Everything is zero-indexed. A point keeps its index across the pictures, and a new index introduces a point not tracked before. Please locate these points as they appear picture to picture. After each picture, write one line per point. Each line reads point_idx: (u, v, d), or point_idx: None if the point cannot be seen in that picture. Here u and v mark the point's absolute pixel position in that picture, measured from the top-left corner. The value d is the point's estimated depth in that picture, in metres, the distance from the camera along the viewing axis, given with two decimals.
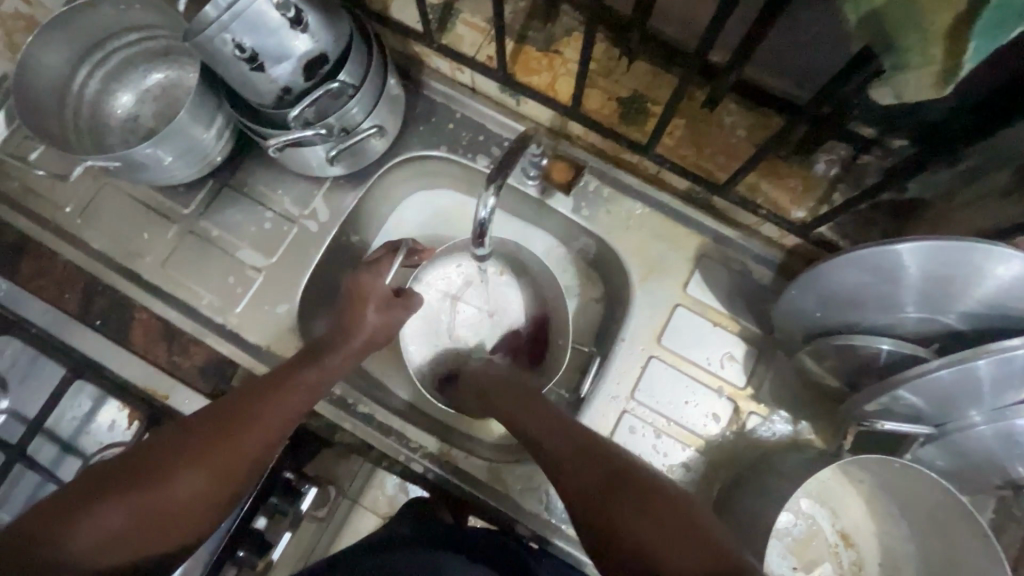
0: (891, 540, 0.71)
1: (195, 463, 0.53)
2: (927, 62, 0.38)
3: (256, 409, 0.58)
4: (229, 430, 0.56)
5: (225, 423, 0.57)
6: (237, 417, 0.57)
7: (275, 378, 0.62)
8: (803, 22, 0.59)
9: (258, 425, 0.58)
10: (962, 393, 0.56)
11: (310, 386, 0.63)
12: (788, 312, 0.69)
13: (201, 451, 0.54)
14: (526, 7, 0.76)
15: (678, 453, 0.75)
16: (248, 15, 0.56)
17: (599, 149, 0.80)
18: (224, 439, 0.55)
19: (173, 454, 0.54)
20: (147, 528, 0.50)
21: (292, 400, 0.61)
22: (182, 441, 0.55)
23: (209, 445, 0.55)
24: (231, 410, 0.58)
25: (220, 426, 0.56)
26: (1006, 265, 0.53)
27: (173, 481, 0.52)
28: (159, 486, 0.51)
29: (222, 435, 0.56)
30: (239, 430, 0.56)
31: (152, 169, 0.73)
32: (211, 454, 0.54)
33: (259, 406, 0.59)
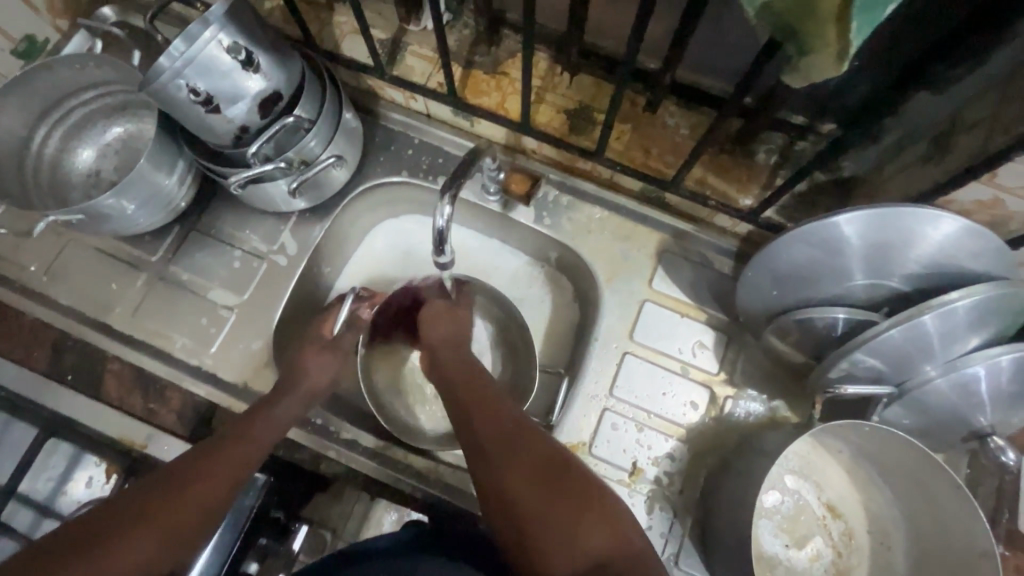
0: (875, 505, 0.73)
1: (150, 526, 0.52)
2: (825, 45, 0.42)
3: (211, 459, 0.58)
4: (179, 490, 0.55)
5: (184, 473, 0.56)
6: (187, 480, 0.56)
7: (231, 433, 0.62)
8: (722, 24, 0.64)
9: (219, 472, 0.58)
10: (915, 351, 0.59)
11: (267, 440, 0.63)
12: (748, 296, 0.71)
13: (151, 515, 0.53)
14: (470, 35, 0.81)
15: (662, 444, 0.76)
16: (201, 60, 0.59)
17: (554, 160, 0.84)
18: (175, 505, 0.54)
19: (123, 521, 0.52)
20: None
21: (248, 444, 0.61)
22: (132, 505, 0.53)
23: (161, 507, 0.53)
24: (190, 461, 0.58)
25: (167, 489, 0.55)
26: (936, 225, 0.57)
27: (128, 549, 0.50)
28: (114, 558, 0.49)
29: (174, 499, 0.54)
30: (190, 493, 0.55)
31: (117, 218, 0.74)
32: (162, 521, 0.53)
33: (213, 464, 0.58)
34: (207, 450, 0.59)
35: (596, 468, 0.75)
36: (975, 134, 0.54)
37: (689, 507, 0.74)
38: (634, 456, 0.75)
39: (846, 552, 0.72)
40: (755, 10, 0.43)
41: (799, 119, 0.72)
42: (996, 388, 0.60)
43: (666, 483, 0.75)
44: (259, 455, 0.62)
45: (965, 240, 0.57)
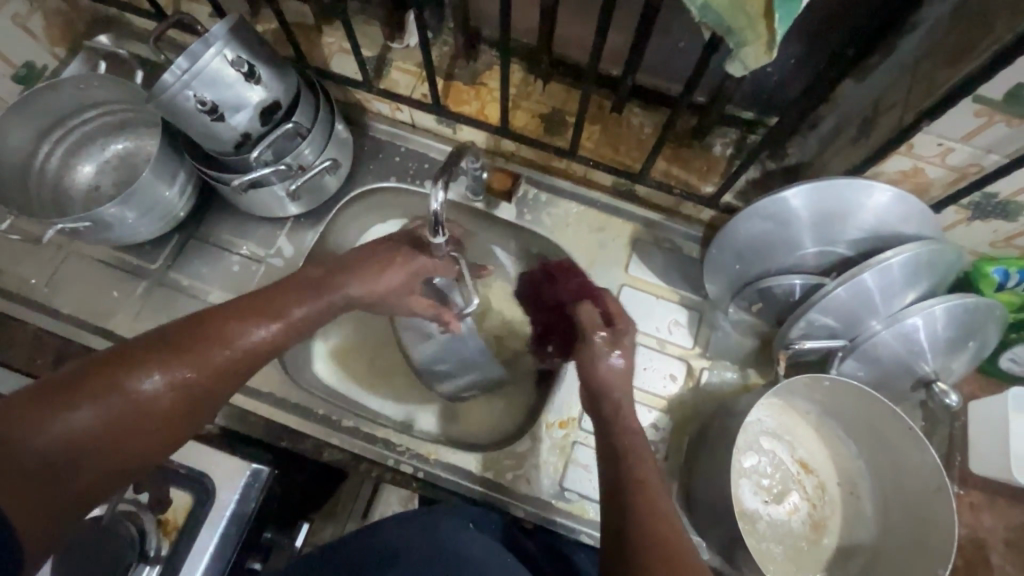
0: (843, 459, 0.79)
1: (167, 375, 0.54)
2: (757, 38, 0.50)
3: (242, 320, 0.60)
4: (215, 343, 0.57)
5: (215, 330, 0.58)
6: (204, 344, 0.57)
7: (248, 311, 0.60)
8: (674, 30, 0.73)
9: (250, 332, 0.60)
10: (861, 307, 0.67)
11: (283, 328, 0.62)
12: (715, 272, 0.79)
13: (189, 356, 0.56)
14: (449, 50, 0.88)
15: (646, 416, 0.81)
16: (207, 72, 0.65)
17: (532, 161, 0.91)
18: (188, 363, 0.55)
19: (157, 355, 0.54)
20: (134, 419, 0.52)
21: (285, 311, 0.62)
22: (149, 351, 0.54)
23: (177, 363, 0.55)
24: (225, 319, 0.59)
25: (184, 348, 0.56)
26: (869, 193, 0.66)
27: (147, 386, 0.53)
28: (131, 394, 0.52)
29: (205, 345, 0.57)
30: (205, 357, 0.56)
31: (119, 227, 0.78)
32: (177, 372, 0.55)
33: (226, 338, 0.58)
34: (248, 315, 0.60)
35: (587, 441, 0.79)
36: (893, 113, 0.63)
37: (675, 473, 0.79)
38: None
39: (821, 505, 0.78)
40: (698, 9, 0.50)
41: (747, 114, 0.81)
42: (933, 336, 0.67)
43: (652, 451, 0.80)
44: (275, 343, 0.61)
45: (893, 206, 0.66)
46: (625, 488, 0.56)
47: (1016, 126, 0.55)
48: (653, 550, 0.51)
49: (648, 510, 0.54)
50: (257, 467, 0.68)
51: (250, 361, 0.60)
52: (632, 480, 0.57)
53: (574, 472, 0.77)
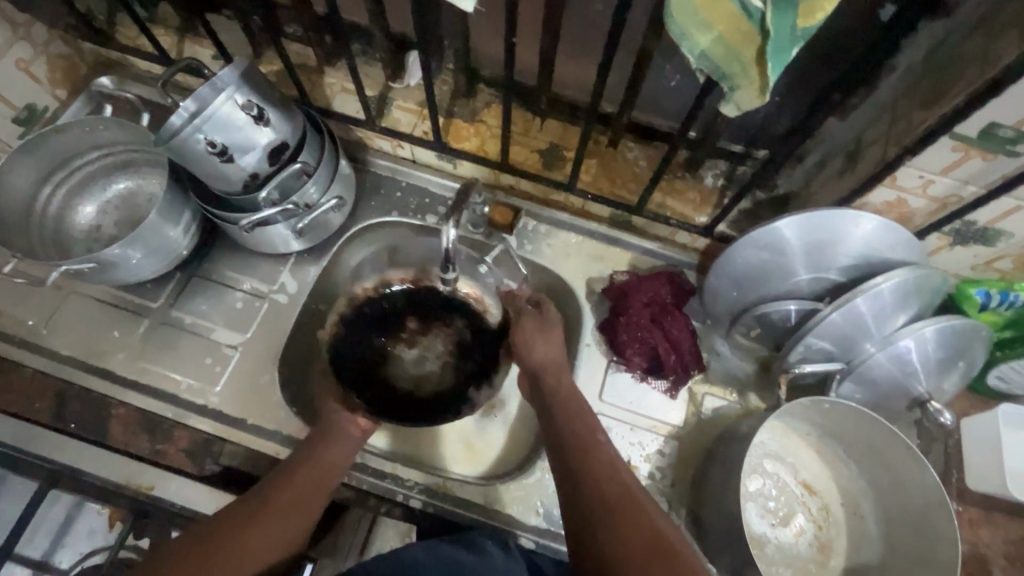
0: (845, 479, 0.81)
1: (255, 527, 0.63)
2: (750, 82, 0.53)
3: (303, 464, 0.70)
4: (286, 490, 0.67)
5: (282, 479, 0.68)
6: (263, 503, 0.66)
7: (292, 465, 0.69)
8: (665, 71, 0.77)
9: (312, 472, 0.69)
10: (856, 330, 0.69)
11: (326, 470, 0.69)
12: (712, 300, 0.81)
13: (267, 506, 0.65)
14: (449, 89, 0.91)
15: (652, 442, 0.82)
16: (217, 117, 0.67)
17: (531, 194, 0.94)
18: (256, 524, 0.64)
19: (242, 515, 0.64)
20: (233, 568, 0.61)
21: (335, 444, 0.72)
22: (223, 521, 0.63)
23: (247, 525, 0.63)
24: (289, 467, 0.69)
25: (247, 510, 0.65)
26: (856, 223, 0.69)
27: (235, 542, 0.62)
28: (225, 550, 0.61)
29: (278, 495, 0.66)
30: (269, 512, 0.65)
31: (123, 267, 0.78)
32: (252, 531, 0.63)
33: (280, 493, 0.66)
34: (307, 457, 0.70)
35: None
36: (876, 147, 0.67)
37: (683, 498, 0.80)
38: (628, 456, 0.81)
39: (826, 526, 0.79)
40: (694, 57, 0.52)
41: (737, 148, 0.84)
42: (925, 357, 0.70)
43: (660, 477, 0.81)
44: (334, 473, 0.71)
45: (880, 235, 0.70)
46: (576, 460, 0.64)
47: (989, 160, 0.59)
48: (614, 501, 0.60)
49: (603, 479, 0.62)
50: None
51: (308, 506, 0.67)
52: (618, 498, 0.60)
53: None
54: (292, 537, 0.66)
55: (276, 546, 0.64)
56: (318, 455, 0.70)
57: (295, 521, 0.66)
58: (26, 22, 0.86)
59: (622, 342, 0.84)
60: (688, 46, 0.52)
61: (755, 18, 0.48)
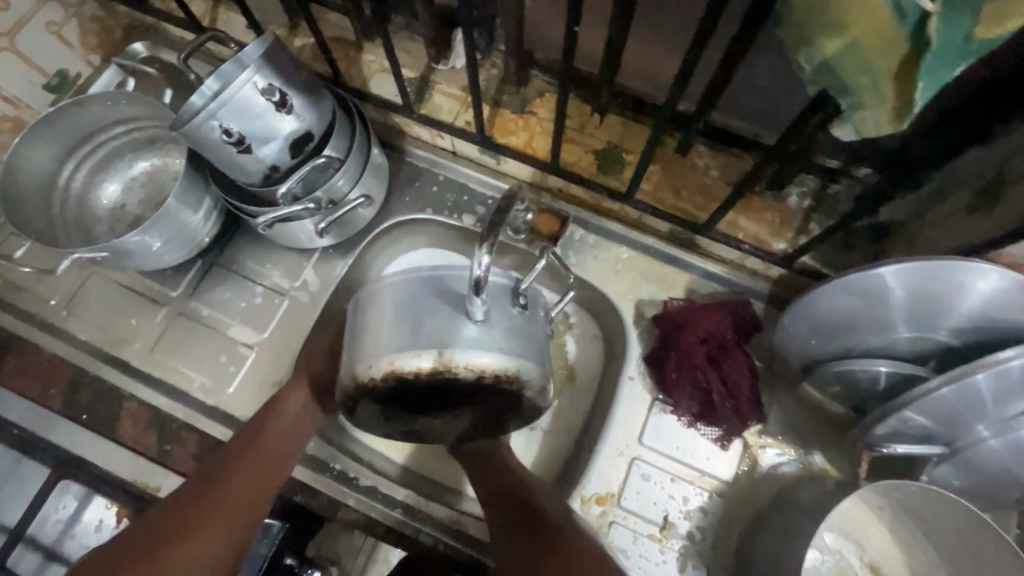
0: (921, 566, 0.69)
1: (202, 526, 0.60)
2: (880, 103, 0.40)
3: (248, 450, 0.66)
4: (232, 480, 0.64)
5: (227, 467, 0.65)
6: (212, 501, 0.62)
7: (240, 454, 0.66)
8: (757, 70, 0.64)
9: (259, 456, 0.66)
10: (968, 410, 0.56)
11: (273, 455, 0.66)
12: (783, 344, 0.69)
13: (212, 501, 0.62)
14: (498, 74, 0.80)
15: (695, 497, 0.73)
16: (234, 102, 0.59)
17: (581, 200, 0.83)
18: (206, 525, 0.60)
19: (186, 517, 0.61)
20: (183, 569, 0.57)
21: (281, 425, 0.69)
22: (165, 523, 0.60)
23: (196, 526, 0.60)
24: (234, 455, 0.66)
25: (195, 509, 0.61)
26: (986, 279, 0.55)
27: (183, 544, 0.58)
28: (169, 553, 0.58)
29: (223, 487, 0.63)
30: (219, 508, 0.62)
31: (140, 255, 0.73)
32: (201, 532, 0.60)
33: (229, 488, 0.63)
34: (252, 441, 0.67)
35: (625, 521, 0.72)
36: None
37: (724, 565, 0.71)
38: (666, 509, 0.72)
39: None
40: (813, 66, 0.40)
41: (833, 163, 0.71)
42: None
43: (699, 538, 0.71)
44: (282, 455, 0.67)
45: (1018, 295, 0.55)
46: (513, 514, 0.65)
47: None
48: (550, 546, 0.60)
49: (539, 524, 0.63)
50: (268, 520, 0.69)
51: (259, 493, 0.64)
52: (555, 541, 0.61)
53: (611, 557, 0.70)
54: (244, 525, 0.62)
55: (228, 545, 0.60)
56: (268, 442, 0.67)
57: (243, 514, 0.62)
58: None
59: (671, 381, 0.74)
60: (808, 54, 0.39)
61: (910, 21, 0.35)
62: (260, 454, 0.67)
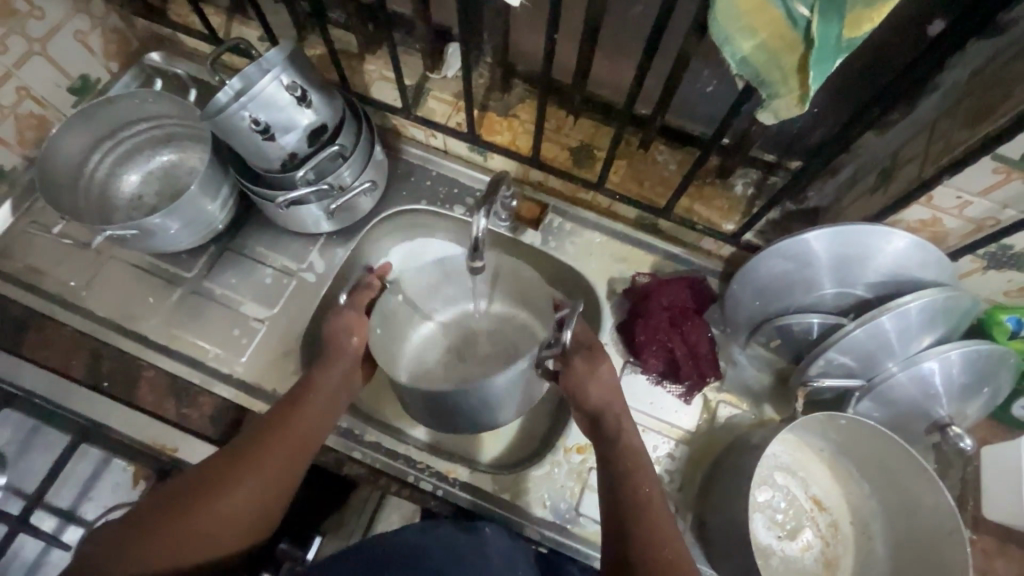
0: (857, 498, 0.80)
1: (250, 475, 0.66)
2: (788, 91, 0.52)
3: (294, 407, 0.72)
4: (278, 434, 0.69)
5: (274, 423, 0.70)
6: (261, 450, 0.68)
7: (279, 421, 0.70)
8: (702, 76, 0.77)
9: (305, 414, 0.71)
10: (878, 348, 0.69)
11: (317, 415, 0.72)
12: (735, 308, 0.81)
13: (258, 453, 0.67)
14: (485, 83, 0.92)
15: (663, 445, 0.83)
16: (263, 96, 0.68)
17: (559, 191, 0.95)
18: (251, 471, 0.66)
19: (235, 463, 0.66)
20: (236, 510, 0.64)
21: (324, 388, 0.74)
22: (209, 477, 0.65)
23: (243, 473, 0.66)
24: (281, 412, 0.71)
25: (249, 454, 0.68)
26: (888, 240, 0.68)
27: (232, 489, 0.65)
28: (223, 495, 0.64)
29: (269, 439, 0.69)
30: (259, 467, 0.66)
31: (160, 236, 0.81)
32: (239, 488, 0.65)
33: (275, 441, 0.68)
34: (297, 401, 0.72)
35: None
36: (913, 164, 0.66)
37: (690, 504, 0.80)
38: None
39: (834, 542, 0.79)
40: (735, 64, 0.52)
41: (769, 156, 0.84)
42: (949, 381, 0.70)
43: (668, 480, 0.81)
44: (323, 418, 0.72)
45: (910, 253, 0.69)
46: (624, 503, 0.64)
47: None
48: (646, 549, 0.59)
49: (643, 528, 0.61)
50: None
51: (305, 450, 0.70)
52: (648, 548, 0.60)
53: (591, 497, 0.78)
54: (286, 476, 0.68)
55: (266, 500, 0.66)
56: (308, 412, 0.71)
57: (286, 466, 0.68)
58: None
59: (641, 343, 0.84)
60: (729, 53, 0.51)
61: (800, 27, 0.48)
62: (306, 414, 0.71)
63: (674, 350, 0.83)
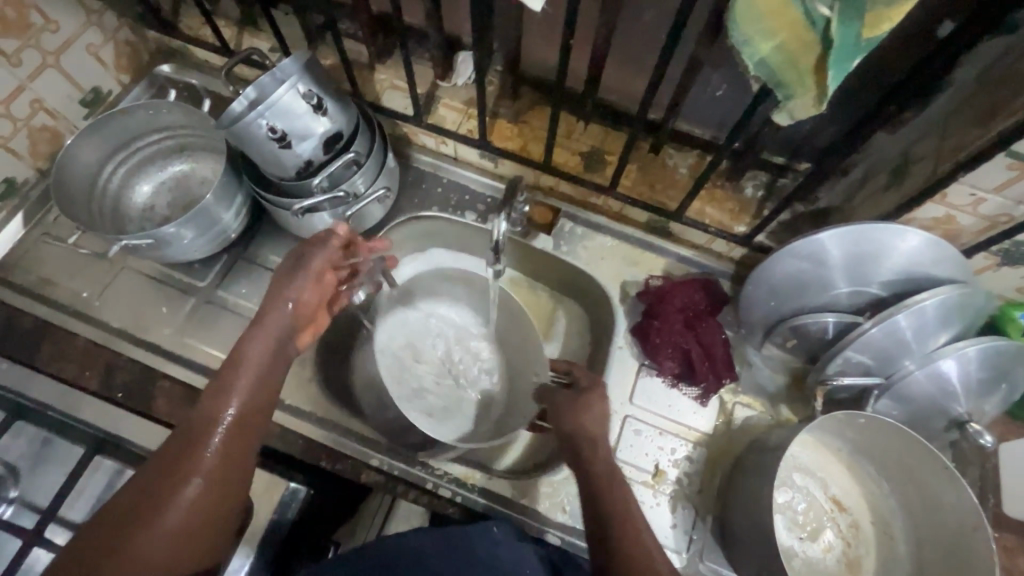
0: (876, 498, 0.80)
1: (188, 486, 0.56)
2: (806, 92, 0.53)
3: (220, 393, 0.62)
4: (211, 430, 0.59)
5: (203, 419, 0.60)
6: (195, 453, 0.58)
7: (199, 421, 0.60)
8: (713, 80, 0.77)
9: (237, 397, 0.62)
10: (896, 346, 0.69)
11: (251, 394, 0.63)
12: (749, 309, 0.82)
13: (192, 457, 0.57)
14: (495, 90, 0.93)
15: (681, 447, 0.83)
16: (279, 104, 0.69)
17: (570, 196, 0.95)
18: (187, 480, 0.56)
19: (166, 479, 0.56)
20: (184, 531, 0.55)
21: (255, 362, 0.64)
22: (124, 516, 0.54)
23: (179, 485, 0.56)
24: (208, 403, 0.61)
25: (179, 463, 0.57)
26: (903, 239, 0.69)
27: (168, 510, 0.54)
28: (156, 520, 0.53)
29: (203, 437, 0.59)
30: (197, 474, 0.57)
31: (175, 246, 0.81)
32: (177, 504, 0.55)
33: (205, 436, 0.59)
34: (225, 385, 0.62)
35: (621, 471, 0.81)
36: (926, 163, 0.67)
37: (710, 506, 0.80)
38: (656, 459, 0.82)
39: (855, 543, 0.79)
40: (754, 65, 0.53)
41: (778, 159, 0.85)
42: (966, 378, 0.70)
43: (687, 483, 0.81)
44: (260, 397, 0.64)
45: (925, 250, 0.69)
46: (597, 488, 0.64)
47: None
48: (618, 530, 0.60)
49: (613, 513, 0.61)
50: (294, 486, 0.73)
51: (246, 436, 0.61)
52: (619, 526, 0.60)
53: None
54: (233, 472, 0.59)
55: (220, 501, 0.57)
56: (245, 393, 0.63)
57: (231, 459, 0.59)
58: (99, 9, 0.89)
59: (656, 346, 0.84)
60: (749, 54, 0.52)
61: (818, 27, 0.49)
62: (237, 396, 0.62)
63: (690, 353, 0.83)
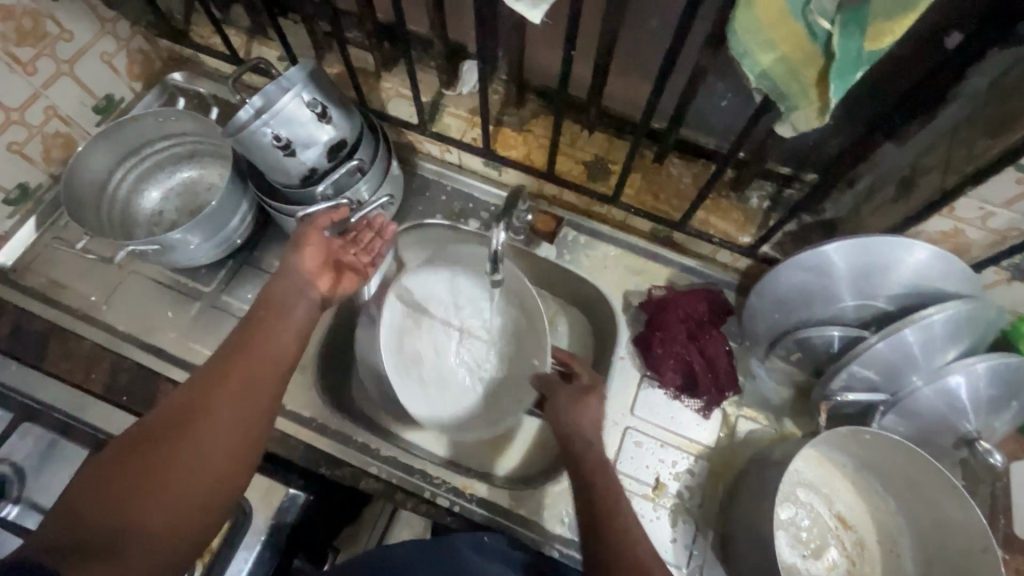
0: (883, 516, 0.78)
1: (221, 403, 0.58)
2: (808, 104, 0.52)
3: (256, 327, 0.66)
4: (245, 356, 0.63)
5: (237, 348, 0.64)
6: (228, 374, 0.61)
7: (232, 348, 0.63)
8: (717, 89, 0.77)
9: (269, 332, 0.66)
10: (902, 361, 0.68)
11: (281, 330, 0.66)
12: (753, 320, 0.81)
13: (227, 378, 0.60)
14: (500, 98, 0.93)
15: (682, 460, 0.82)
16: (284, 112, 0.70)
17: (573, 205, 0.95)
18: (221, 398, 0.59)
19: (202, 396, 0.58)
20: (217, 442, 0.56)
21: (284, 303, 0.69)
22: (161, 424, 0.56)
23: (213, 402, 0.58)
24: (243, 335, 0.65)
25: (216, 384, 0.60)
26: (911, 251, 0.67)
27: (203, 421, 0.57)
28: (193, 430, 0.56)
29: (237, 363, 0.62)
30: (230, 393, 0.59)
31: (180, 251, 0.81)
32: (212, 417, 0.57)
33: (239, 362, 0.62)
34: (259, 320, 0.67)
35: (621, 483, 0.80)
36: (933, 175, 0.66)
37: (711, 520, 0.79)
38: (657, 472, 0.81)
39: (860, 562, 0.77)
40: (755, 76, 0.52)
41: (784, 169, 0.84)
42: (976, 395, 0.68)
43: (688, 496, 0.80)
44: (291, 334, 0.67)
45: (934, 263, 0.68)
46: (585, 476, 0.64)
47: None
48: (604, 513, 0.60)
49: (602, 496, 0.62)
50: (293, 492, 0.73)
51: (278, 364, 0.64)
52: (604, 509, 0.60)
53: None
54: (264, 396, 0.61)
55: (250, 421, 0.59)
56: (257, 347, 0.63)
57: (263, 384, 0.62)
58: (113, 18, 0.91)
59: (658, 356, 0.83)
60: (749, 65, 0.51)
61: (820, 40, 0.48)
62: (268, 331, 0.66)
63: (693, 364, 0.82)
